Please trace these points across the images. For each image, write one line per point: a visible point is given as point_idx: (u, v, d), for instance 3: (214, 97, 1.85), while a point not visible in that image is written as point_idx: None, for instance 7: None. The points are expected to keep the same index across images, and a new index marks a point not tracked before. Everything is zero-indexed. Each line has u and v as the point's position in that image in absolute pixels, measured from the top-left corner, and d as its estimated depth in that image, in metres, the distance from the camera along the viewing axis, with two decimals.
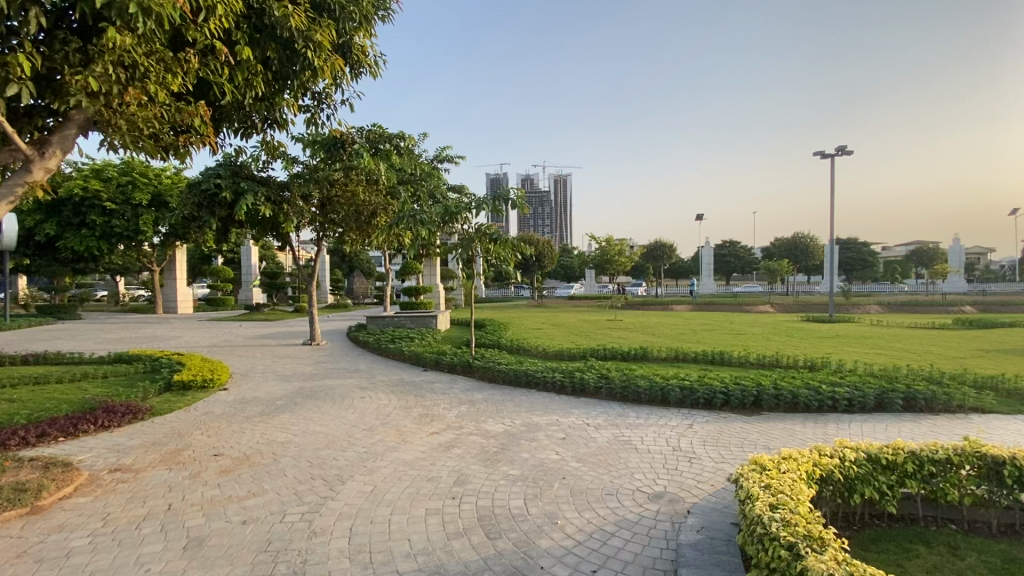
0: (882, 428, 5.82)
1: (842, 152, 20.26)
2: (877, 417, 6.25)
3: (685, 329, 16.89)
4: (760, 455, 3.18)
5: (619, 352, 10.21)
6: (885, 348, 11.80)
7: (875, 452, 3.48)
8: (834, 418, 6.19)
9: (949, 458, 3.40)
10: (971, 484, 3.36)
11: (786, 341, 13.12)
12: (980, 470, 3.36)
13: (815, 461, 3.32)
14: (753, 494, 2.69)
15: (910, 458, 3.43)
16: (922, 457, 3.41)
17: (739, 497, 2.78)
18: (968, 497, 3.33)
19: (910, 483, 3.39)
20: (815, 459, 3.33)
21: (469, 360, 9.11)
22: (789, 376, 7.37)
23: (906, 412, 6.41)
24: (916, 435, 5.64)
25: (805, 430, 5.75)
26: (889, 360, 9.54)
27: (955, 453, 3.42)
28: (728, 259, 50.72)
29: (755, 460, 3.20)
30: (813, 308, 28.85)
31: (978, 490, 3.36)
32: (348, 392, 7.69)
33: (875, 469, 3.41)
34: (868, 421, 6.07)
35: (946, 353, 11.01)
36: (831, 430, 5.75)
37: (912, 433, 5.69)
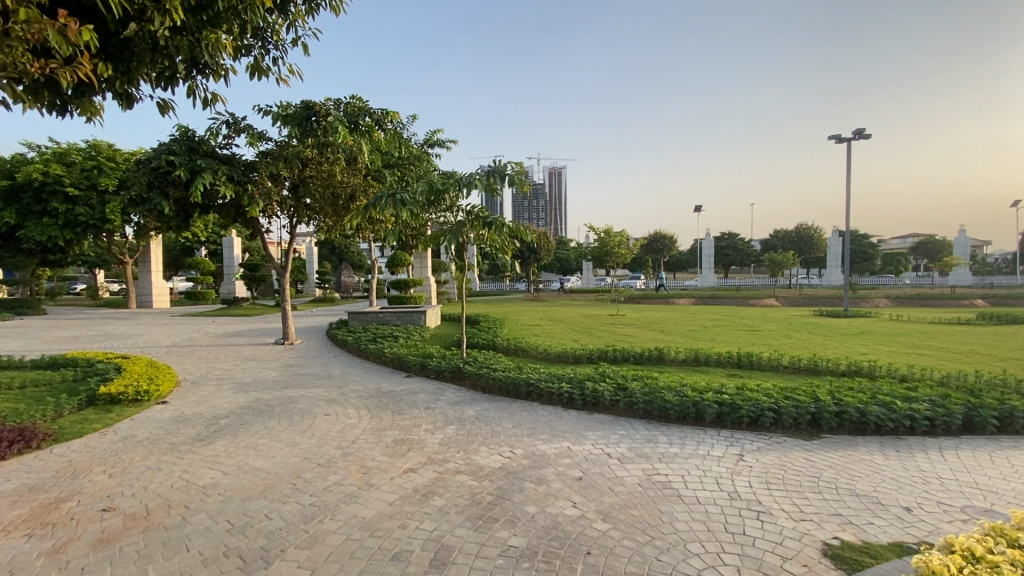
0: (985, 458, 4.54)
1: (859, 136, 18.98)
2: (969, 442, 4.99)
3: (696, 325, 15.65)
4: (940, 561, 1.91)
5: (633, 354, 8.92)
6: (926, 348, 10.55)
7: None
8: (917, 445, 4.92)
9: None
10: None
11: (812, 340, 11.88)
12: None
13: (1013, 560, 2.07)
14: None
15: None
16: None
17: None
18: None
19: None
20: (1017, 558, 2.06)
21: (459, 365, 7.78)
22: (845, 387, 6.10)
23: (1001, 435, 5.16)
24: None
25: (887, 461, 4.49)
26: (943, 364, 8.33)
27: None
28: (728, 252, 49.52)
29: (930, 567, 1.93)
30: (822, 301, 27.75)
31: None
32: (310, 407, 6.32)
33: None
34: (962, 449, 4.80)
35: (995, 353, 9.85)
36: (921, 461, 4.49)
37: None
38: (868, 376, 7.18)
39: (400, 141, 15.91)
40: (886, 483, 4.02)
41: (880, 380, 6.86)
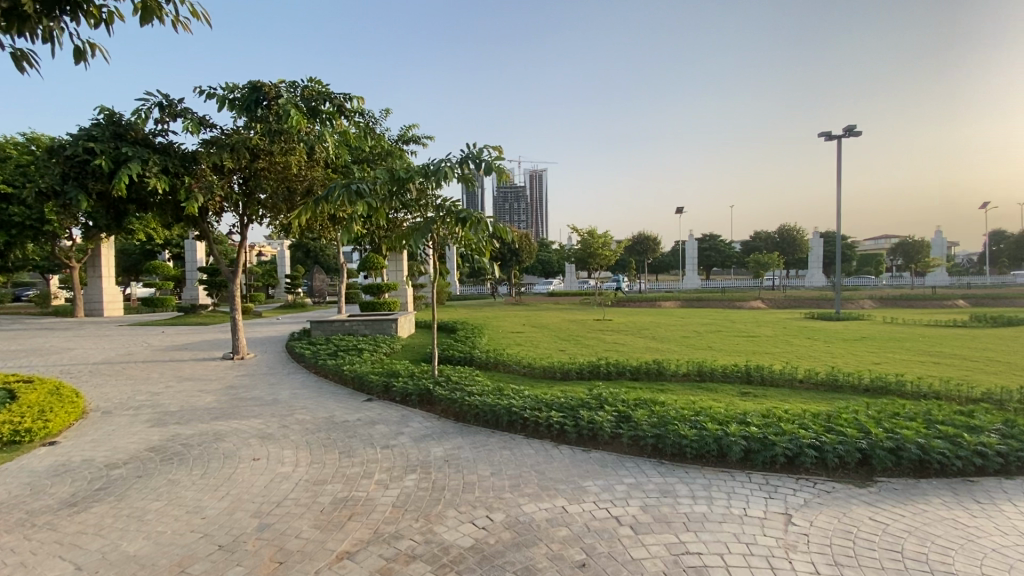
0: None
1: (849, 134, 18.40)
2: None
3: (688, 331, 14.72)
4: None
5: (628, 368, 7.83)
6: (943, 356, 9.73)
7: None
8: (1001, 490, 3.90)
9: None
10: None
11: (816, 347, 11.00)
12: None
13: None
14: None
15: None
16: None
17: None
18: None
19: None
20: None
21: (428, 386, 6.58)
22: (889, 412, 5.12)
23: None
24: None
25: (977, 521, 3.46)
26: (975, 377, 7.45)
27: None
28: (710, 253, 49.28)
29: None
30: (808, 303, 27.30)
31: None
32: (238, 449, 5.04)
33: None
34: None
35: (1017, 360, 9.06)
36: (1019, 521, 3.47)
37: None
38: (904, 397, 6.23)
39: (370, 134, 14.58)
40: (987, 561, 2.99)
41: (922, 402, 5.89)
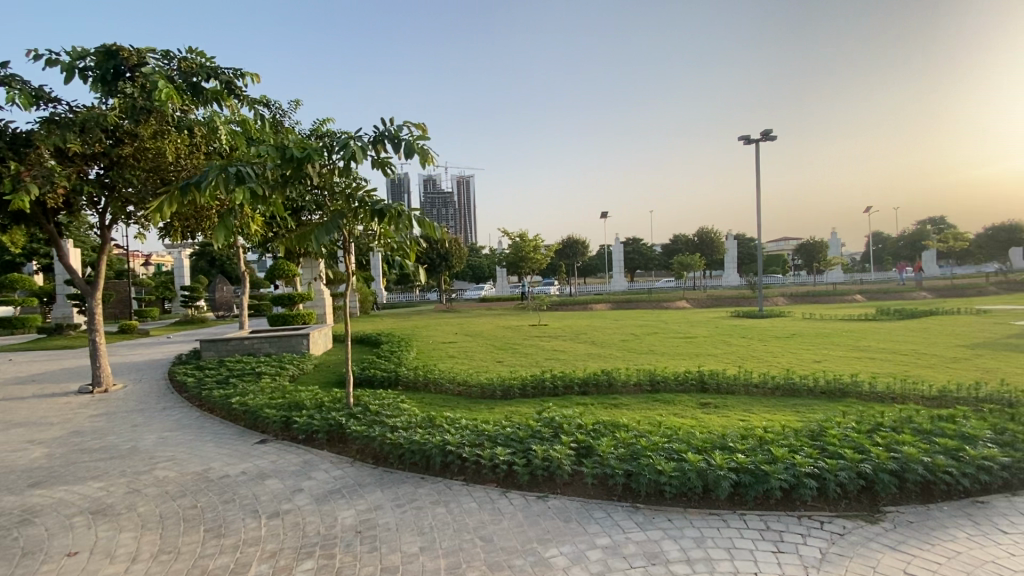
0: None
1: (766, 138, 19.10)
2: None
3: (625, 334, 14.28)
4: None
5: (576, 381, 6.94)
6: (873, 350, 9.83)
7: None
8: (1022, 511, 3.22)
9: None
10: None
11: (754, 346, 10.86)
12: None
13: None
14: None
15: None
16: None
17: None
18: None
19: None
20: None
21: (341, 421, 5.25)
22: (870, 424, 4.50)
23: None
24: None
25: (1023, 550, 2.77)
26: (915, 372, 7.34)
27: None
28: (635, 256, 50.77)
29: None
30: (730, 302, 28.42)
31: None
32: (51, 538, 3.51)
33: None
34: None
35: (940, 350, 9.27)
36: None
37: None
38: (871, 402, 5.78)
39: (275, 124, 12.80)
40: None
41: (890, 406, 5.44)
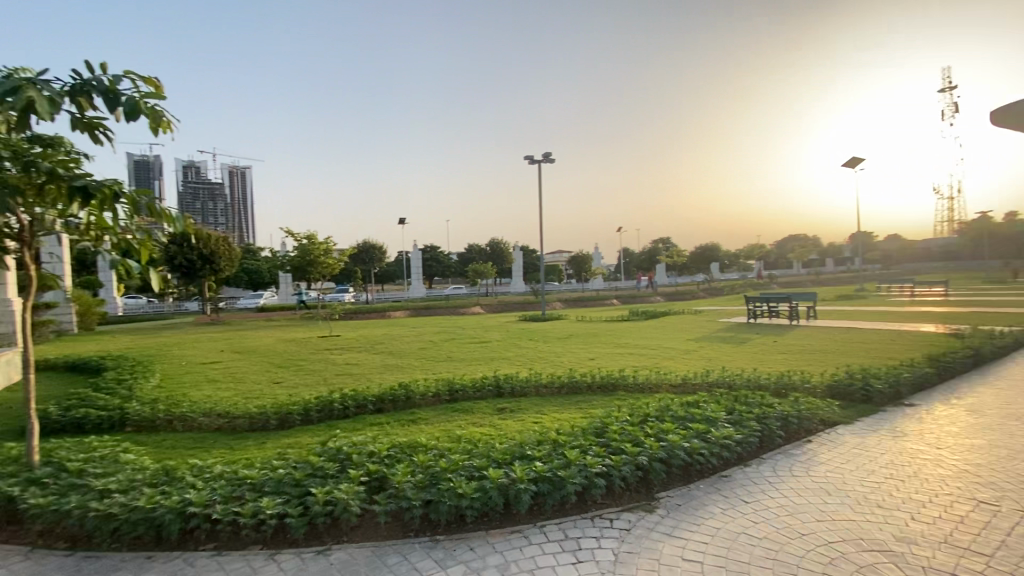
0: (828, 473, 3.72)
1: (547, 159, 21.15)
2: (788, 453, 4.22)
3: (423, 342, 13.97)
4: None
5: (370, 399, 6.25)
6: (631, 345, 11.53)
7: None
8: (752, 478, 3.83)
9: None
10: None
11: (541, 348, 11.69)
12: None
13: None
14: None
15: None
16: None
17: None
18: None
19: None
20: None
21: (9, 494, 3.56)
22: (640, 416, 4.98)
23: (794, 440, 4.48)
24: (876, 468, 3.71)
25: (757, 514, 3.24)
26: (662, 363, 8.77)
27: None
28: (432, 263, 51.30)
29: None
30: (518, 307, 30.78)
31: None
32: None
33: None
34: (794, 466, 3.95)
35: (676, 343, 11.39)
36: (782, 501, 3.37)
37: (865, 466, 3.76)
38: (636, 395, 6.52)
39: None
40: (788, 559, 2.67)
41: (651, 397, 6.18)
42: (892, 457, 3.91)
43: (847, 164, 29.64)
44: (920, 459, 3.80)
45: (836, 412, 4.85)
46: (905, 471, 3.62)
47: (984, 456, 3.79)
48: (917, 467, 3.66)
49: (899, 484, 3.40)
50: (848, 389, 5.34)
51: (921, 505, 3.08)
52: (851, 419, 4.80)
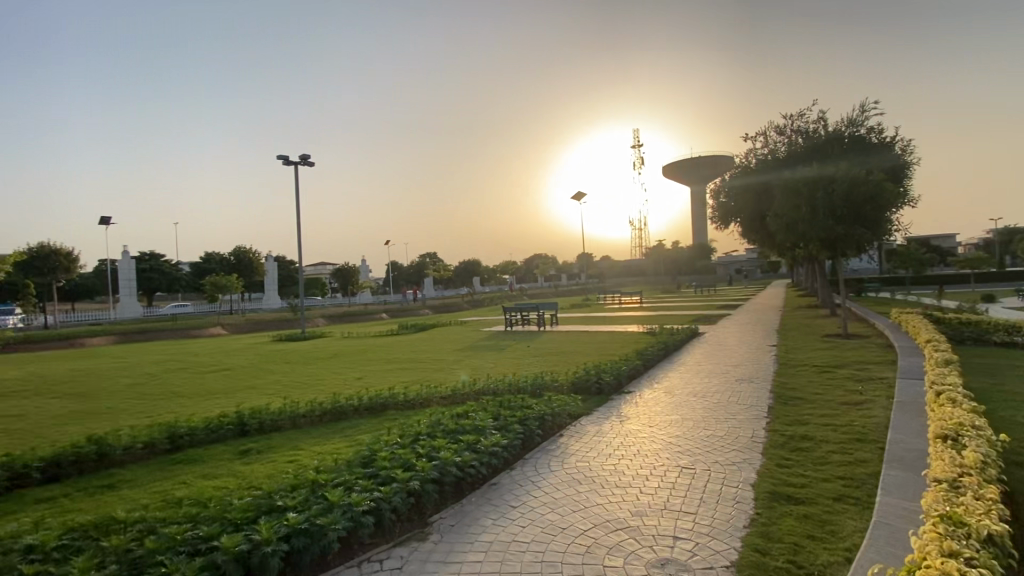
0: (580, 464, 3.94)
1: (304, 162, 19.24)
2: (549, 450, 4.24)
3: (133, 377, 10.82)
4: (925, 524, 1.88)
5: (29, 469, 4.35)
6: (401, 357, 11.20)
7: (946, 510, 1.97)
8: (520, 481, 3.71)
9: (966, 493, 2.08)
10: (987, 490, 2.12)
11: (300, 371, 10.34)
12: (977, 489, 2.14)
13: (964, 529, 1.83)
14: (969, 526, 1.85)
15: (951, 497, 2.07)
16: (972, 437, 2.84)
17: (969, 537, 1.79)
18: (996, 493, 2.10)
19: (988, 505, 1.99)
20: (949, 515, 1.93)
21: None
22: (404, 433, 4.32)
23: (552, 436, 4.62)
24: (613, 451, 4.16)
25: (525, 517, 3.21)
26: (433, 373, 8.69)
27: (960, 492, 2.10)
28: (153, 276, 41.31)
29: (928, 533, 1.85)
30: (272, 325, 27.13)
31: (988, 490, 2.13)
32: None
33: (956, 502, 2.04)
34: (556, 462, 3.99)
35: (445, 352, 11.56)
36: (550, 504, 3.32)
37: (604, 451, 4.20)
38: (399, 409, 6.00)
39: None
40: (553, 560, 2.70)
41: (418, 410, 5.80)
42: (621, 438, 4.47)
43: (576, 196, 35.74)
44: (640, 437, 4.46)
45: (580, 406, 5.42)
46: (632, 450, 4.18)
47: (679, 429, 4.74)
48: (639, 445, 4.27)
49: (630, 463, 3.89)
50: (587, 384, 6.15)
51: (647, 479, 3.57)
52: (591, 409, 5.42)
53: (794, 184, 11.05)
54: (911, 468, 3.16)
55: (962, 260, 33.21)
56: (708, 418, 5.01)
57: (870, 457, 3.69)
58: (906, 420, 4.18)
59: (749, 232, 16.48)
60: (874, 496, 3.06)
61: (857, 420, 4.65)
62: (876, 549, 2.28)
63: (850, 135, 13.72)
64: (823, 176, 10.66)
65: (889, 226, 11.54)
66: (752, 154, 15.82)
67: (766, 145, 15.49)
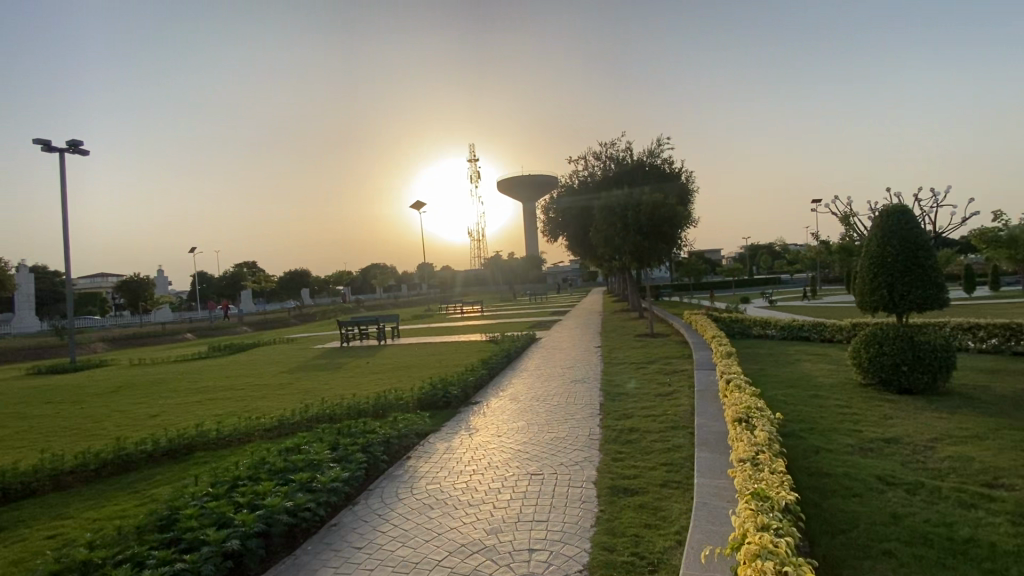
0: (428, 486, 3.72)
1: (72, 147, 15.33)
2: (394, 477, 3.90)
3: None
4: (736, 506, 2.16)
5: None
6: (214, 381, 9.53)
7: (748, 488, 2.29)
8: (368, 516, 3.29)
9: (756, 471, 2.46)
10: (771, 465, 2.53)
11: (65, 410, 8.08)
12: (763, 465, 2.55)
13: (765, 500, 2.15)
14: (766, 495, 2.19)
15: (749, 475, 2.43)
16: (758, 418, 3.42)
17: (768, 505, 2.11)
18: (778, 466, 2.53)
19: (774, 478, 2.37)
20: (751, 490, 2.25)
21: None
22: (216, 479, 3.53)
23: (400, 459, 4.26)
24: (462, 468, 4.02)
25: (372, 557, 2.83)
26: (255, 396, 7.55)
27: (753, 470, 2.48)
28: None
29: (737, 511, 2.13)
30: (20, 354, 20.94)
31: (769, 464, 2.55)
32: None
33: (753, 479, 2.39)
34: (405, 489, 3.67)
35: (270, 373, 10.20)
36: (404, 539, 2.99)
37: (453, 469, 4.03)
38: (205, 447, 4.89)
39: None
40: None
41: (233, 448, 4.84)
42: (470, 453, 4.36)
43: (414, 206, 35.28)
44: (489, 449, 4.41)
45: (428, 423, 5.17)
46: (482, 463, 4.10)
47: (525, 435, 4.82)
48: (488, 458, 4.21)
49: (481, 477, 3.80)
50: (433, 399, 5.95)
51: (498, 492, 3.53)
52: (438, 426, 5.21)
53: (611, 204, 12.46)
54: (716, 448, 3.68)
55: (727, 271, 41.57)
56: (550, 421, 5.23)
57: (683, 442, 4.22)
58: (706, 405, 4.92)
59: (573, 247, 18.14)
60: (690, 477, 3.48)
61: (670, 408, 5.32)
62: (701, 529, 2.55)
63: (650, 165, 16.08)
64: (632, 198, 12.23)
65: (680, 242, 13.73)
66: (575, 175, 17.48)
67: (588, 168, 17.28)
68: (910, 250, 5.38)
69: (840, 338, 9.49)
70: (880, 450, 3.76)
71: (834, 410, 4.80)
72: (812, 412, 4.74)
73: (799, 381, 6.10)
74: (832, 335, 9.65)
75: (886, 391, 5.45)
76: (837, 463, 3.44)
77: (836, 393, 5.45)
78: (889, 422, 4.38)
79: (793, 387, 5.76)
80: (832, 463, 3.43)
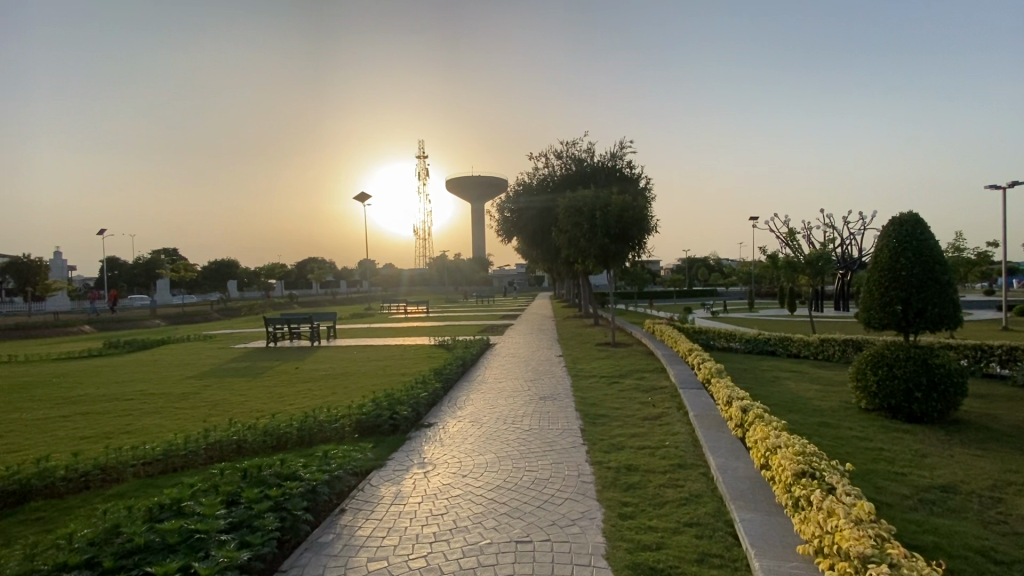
0: (370, 565, 2.58)
1: None
2: (322, 548, 2.72)
3: None
4: None
5: None
6: (99, 386, 7.73)
7: None
8: None
9: None
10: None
11: None
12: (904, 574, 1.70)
13: None
14: None
15: None
16: (825, 474, 2.58)
17: None
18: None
19: None
20: None
21: None
22: (23, 571, 2.20)
23: (329, 518, 3.07)
24: (418, 532, 2.90)
25: None
26: (145, 408, 5.98)
27: None
28: None
29: None
30: None
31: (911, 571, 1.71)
32: None
33: None
34: (337, 572, 2.51)
35: (175, 376, 8.50)
36: None
37: (405, 533, 2.90)
38: (42, 493, 3.43)
39: None
40: None
41: (88, 496, 3.42)
42: (426, 505, 3.25)
43: (358, 198, 33.24)
44: (453, 500, 3.31)
45: (369, 457, 3.98)
46: (445, 524, 2.99)
47: (496, 475, 3.75)
48: (453, 514, 3.12)
49: (446, 551, 2.70)
50: (377, 422, 4.75)
51: None
52: (382, 461, 4.03)
53: (575, 202, 11.74)
54: (760, 506, 2.80)
55: (671, 279, 42.58)
56: (524, 455, 4.19)
57: (702, 491, 3.32)
58: (714, 437, 4.08)
59: (529, 249, 17.28)
60: (734, 551, 2.59)
61: (667, 438, 4.44)
62: None
63: (612, 168, 15.51)
64: (599, 197, 11.52)
65: (643, 249, 13.15)
66: (534, 174, 16.64)
67: (548, 167, 16.51)
68: (926, 264, 4.87)
69: (807, 354, 9.16)
70: (944, 503, 3.05)
71: (857, 443, 4.12)
72: (836, 446, 4.02)
73: (795, 404, 5.45)
74: (799, 351, 9.31)
75: (895, 419, 4.88)
76: (914, 530, 2.68)
77: (843, 421, 4.81)
78: (927, 462, 3.72)
79: (794, 411, 5.09)
80: (909, 530, 2.67)
